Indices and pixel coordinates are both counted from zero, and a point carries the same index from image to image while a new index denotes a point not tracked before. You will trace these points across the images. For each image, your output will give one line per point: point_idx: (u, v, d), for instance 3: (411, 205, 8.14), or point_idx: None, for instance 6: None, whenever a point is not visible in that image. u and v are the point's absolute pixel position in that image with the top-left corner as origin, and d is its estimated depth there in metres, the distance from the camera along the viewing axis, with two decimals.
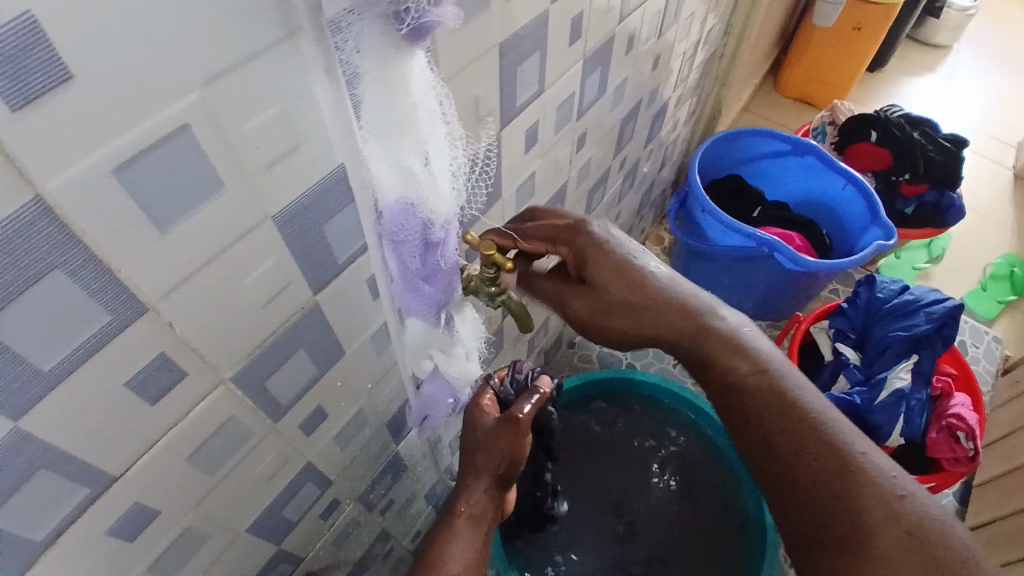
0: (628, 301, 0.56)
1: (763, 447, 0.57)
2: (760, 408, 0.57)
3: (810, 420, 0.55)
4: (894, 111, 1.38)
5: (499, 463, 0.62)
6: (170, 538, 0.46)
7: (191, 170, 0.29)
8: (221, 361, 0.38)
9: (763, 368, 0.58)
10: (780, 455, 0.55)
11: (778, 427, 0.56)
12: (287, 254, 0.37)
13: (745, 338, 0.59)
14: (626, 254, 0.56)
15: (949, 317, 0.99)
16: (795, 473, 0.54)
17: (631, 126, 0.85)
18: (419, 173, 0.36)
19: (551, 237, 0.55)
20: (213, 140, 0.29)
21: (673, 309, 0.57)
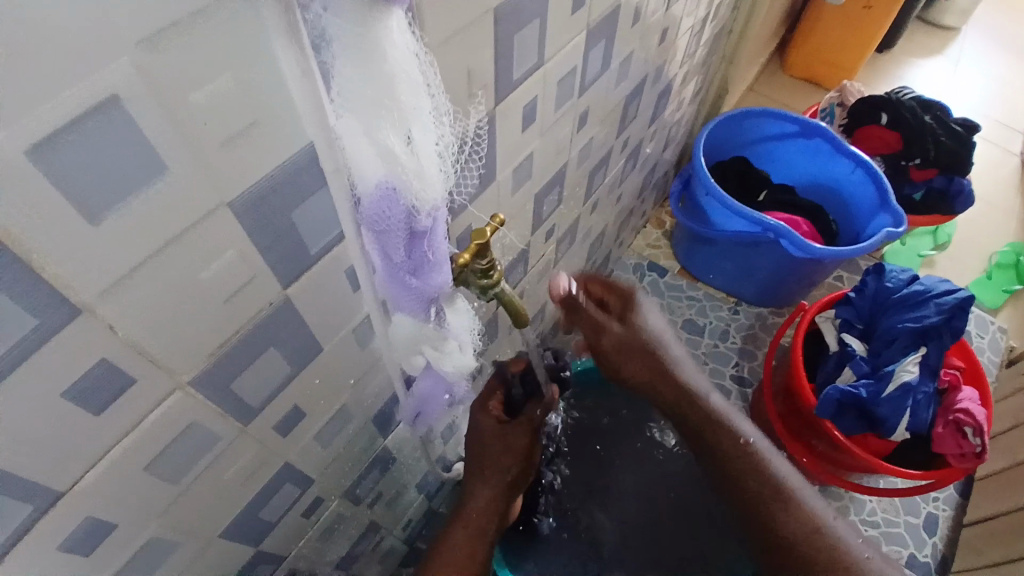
0: (650, 352, 0.65)
1: (748, 502, 0.66)
2: (745, 472, 0.67)
3: (785, 489, 0.65)
4: (906, 94, 1.31)
5: (508, 469, 0.66)
6: (133, 550, 0.42)
7: (127, 150, 0.24)
8: (178, 364, 0.34)
9: (749, 442, 0.68)
10: (763, 510, 0.65)
11: (765, 492, 0.65)
12: (251, 245, 0.32)
13: (733, 417, 0.69)
14: (657, 324, 0.67)
15: (959, 309, 0.95)
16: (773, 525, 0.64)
17: (635, 104, 0.80)
18: (401, 154, 0.31)
19: (607, 288, 0.66)
20: (152, 112, 0.24)
21: (682, 376, 0.67)
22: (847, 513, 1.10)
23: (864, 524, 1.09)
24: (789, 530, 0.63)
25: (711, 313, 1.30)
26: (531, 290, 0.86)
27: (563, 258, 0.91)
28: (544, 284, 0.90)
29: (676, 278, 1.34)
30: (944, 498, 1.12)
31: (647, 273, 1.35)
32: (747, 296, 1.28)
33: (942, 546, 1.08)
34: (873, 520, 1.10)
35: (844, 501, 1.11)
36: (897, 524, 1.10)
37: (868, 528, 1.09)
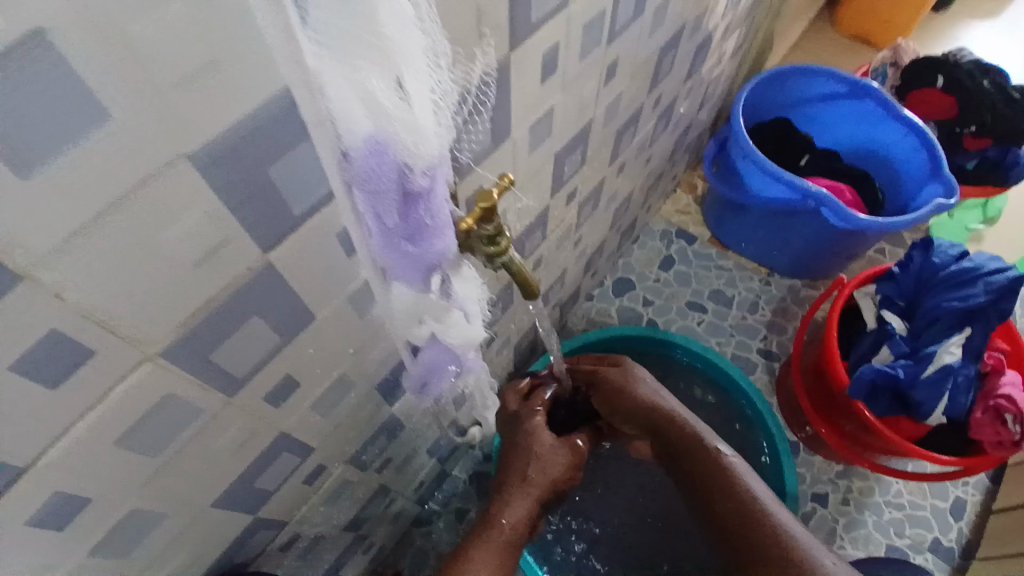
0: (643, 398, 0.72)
1: (728, 524, 0.67)
2: (725, 495, 0.67)
3: (757, 509, 0.65)
4: (967, 54, 1.21)
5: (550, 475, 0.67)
6: (114, 521, 0.40)
7: (63, 94, 0.21)
8: (144, 334, 0.31)
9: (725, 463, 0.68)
10: (739, 529, 0.66)
11: (740, 514, 0.66)
12: (218, 205, 0.29)
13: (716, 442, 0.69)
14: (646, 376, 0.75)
15: (1009, 290, 0.88)
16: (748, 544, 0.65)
17: (670, 58, 0.74)
18: (390, 103, 0.27)
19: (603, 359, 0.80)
20: (94, 52, 0.21)
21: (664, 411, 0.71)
22: (872, 494, 1.05)
23: (888, 505, 1.05)
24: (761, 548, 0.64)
25: (741, 284, 1.24)
26: (550, 257, 0.82)
27: (585, 223, 0.87)
28: (564, 250, 0.86)
29: (706, 246, 1.28)
30: (973, 483, 1.07)
31: (675, 240, 1.29)
32: (780, 267, 1.22)
33: (968, 532, 1.03)
34: (898, 502, 1.05)
35: (869, 482, 1.06)
36: (923, 507, 1.05)
37: (892, 510, 1.04)
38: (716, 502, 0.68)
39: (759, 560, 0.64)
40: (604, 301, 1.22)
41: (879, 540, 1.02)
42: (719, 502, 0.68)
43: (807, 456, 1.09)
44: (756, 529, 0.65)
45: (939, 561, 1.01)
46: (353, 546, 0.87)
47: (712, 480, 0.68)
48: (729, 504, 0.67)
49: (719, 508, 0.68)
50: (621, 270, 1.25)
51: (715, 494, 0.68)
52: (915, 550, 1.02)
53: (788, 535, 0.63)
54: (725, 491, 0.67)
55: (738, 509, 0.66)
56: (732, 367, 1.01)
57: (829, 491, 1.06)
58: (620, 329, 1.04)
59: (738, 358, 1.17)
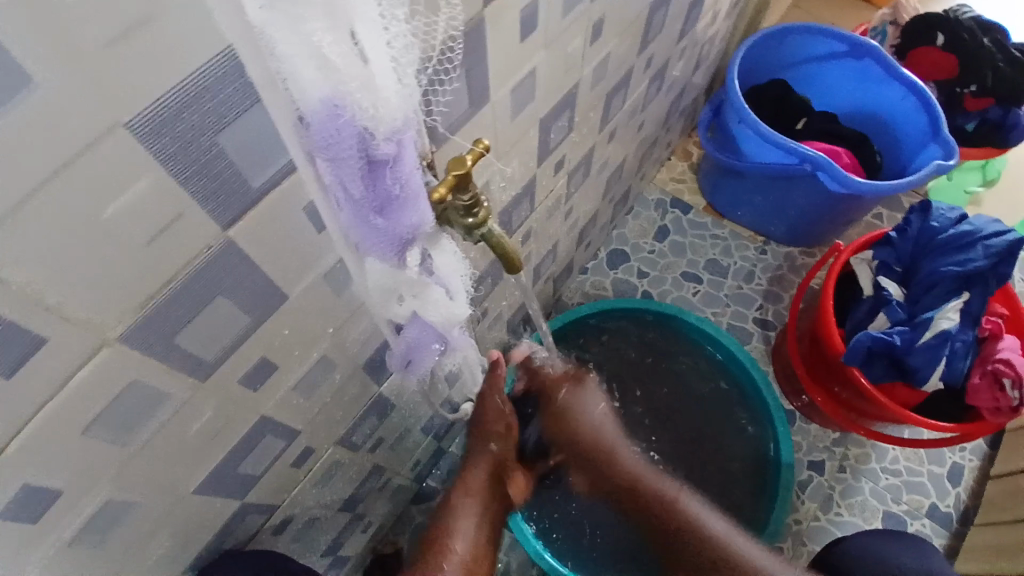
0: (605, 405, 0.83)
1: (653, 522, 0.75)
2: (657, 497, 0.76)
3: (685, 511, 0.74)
4: (967, 11, 1.17)
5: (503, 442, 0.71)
6: (89, 511, 0.38)
7: None
8: (100, 318, 0.29)
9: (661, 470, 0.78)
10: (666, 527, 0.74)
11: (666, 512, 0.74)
12: (166, 175, 0.27)
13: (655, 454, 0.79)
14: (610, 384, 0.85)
15: (1008, 254, 0.87)
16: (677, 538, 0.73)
17: (660, 17, 0.71)
18: (340, 58, 0.26)
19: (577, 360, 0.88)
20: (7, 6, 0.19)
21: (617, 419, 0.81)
22: (868, 460, 1.05)
23: (884, 471, 1.04)
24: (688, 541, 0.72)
25: (736, 254, 1.22)
26: (540, 229, 0.80)
27: (576, 193, 0.84)
28: (555, 222, 0.84)
29: (701, 215, 1.26)
30: (971, 448, 1.06)
31: (670, 210, 1.26)
32: (777, 235, 1.20)
33: (966, 497, 1.03)
34: (894, 468, 1.05)
35: (865, 449, 1.06)
36: (920, 473, 1.04)
37: (889, 476, 1.04)
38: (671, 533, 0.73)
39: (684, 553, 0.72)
40: (599, 274, 1.20)
41: (875, 506, 1.02)
42: (672, 535, 0.73)
43: (803, 424, 1.09)
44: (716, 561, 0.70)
45: (936, 526, 1.01)
46: (350, 526, 0.86)
47: (663, 510, 0.73)
48: (682, 536, 0.72)
49: (673, 539, 0.73)
50: (615, 241, 1.23)
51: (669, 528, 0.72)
52: (912, 516, 1.01)
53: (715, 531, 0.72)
54: (680, 528, 0.72)
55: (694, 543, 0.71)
56: (729, 338, 0.99)
57: (825, 458, 1.05)
58: (615, 303, 1.02)
59: (734, 327, 1.16)
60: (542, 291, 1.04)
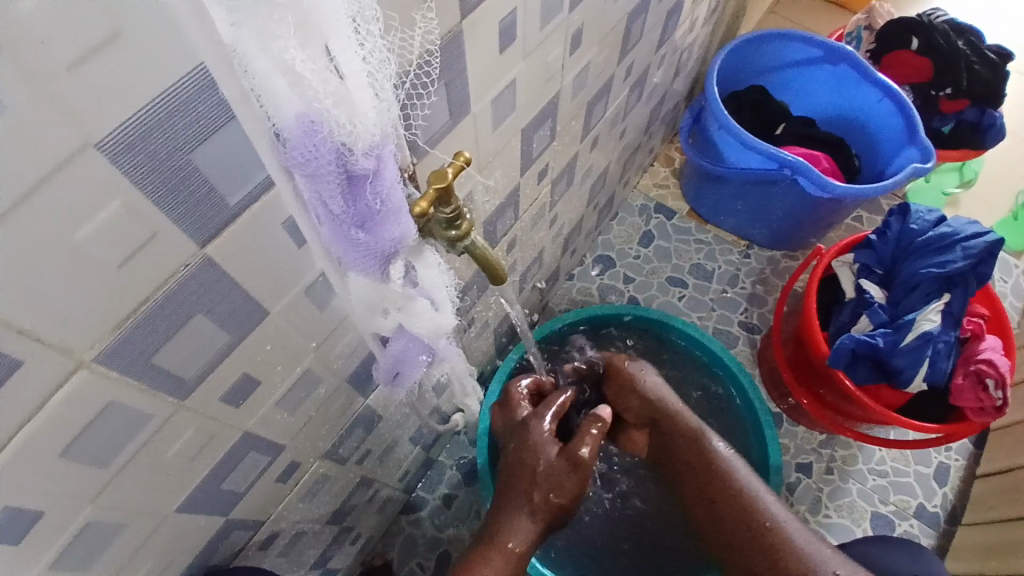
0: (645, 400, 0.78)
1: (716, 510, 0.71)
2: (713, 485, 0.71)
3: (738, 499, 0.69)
4: (940, 16, 1.19)
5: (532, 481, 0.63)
6: (70, 534, 0.38)
7: None
8: (74, 340, 0.28)
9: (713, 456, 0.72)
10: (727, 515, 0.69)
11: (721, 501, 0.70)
12: (139, 194, 0.27)
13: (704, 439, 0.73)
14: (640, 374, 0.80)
15: (987, 255, 0.89)
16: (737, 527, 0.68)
17: (640, 24, 0.71)
18: (313, 74, 0.26)
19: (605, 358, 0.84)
20: None
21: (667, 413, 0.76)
22: (855, 462, 1.06)
23: (871, 472, 1.05)
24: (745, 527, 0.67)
25: (721, 258, 1.23)
26: (525, 238, 0.80)
27: (560, 200, 0.84)
28: (540, 230, 0.84)
29: (685, 220, 1.26)
30: (956, 448, 1.07)
31: (655, 215, 1.27)
32: (760, 239, 1.21)
33: (953, 497, 1.03)
34: (881, 469, 1.05)
35: (852, 450, 1.06)
36: (906, 473, 1.05)
37: (876, 477, 1.05)
38: (714, 506, 0.70)
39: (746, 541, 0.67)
40: (585, 280, 1.20)
41: (863, 507, 1.02)
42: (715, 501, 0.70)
43: (790, 427, 1.09)
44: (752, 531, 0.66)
45: (923, 526, 1.02)
46: (339, 538, 0.85)
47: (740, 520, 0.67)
48: (729, 512, 0.69)
49: (714, 508, 0.70)
50: (600, 247, 1.23)
51: (711, 493, 0.71)
52: (899, 516, 1.02)
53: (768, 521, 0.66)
54: (723, 495, 0.69)
55: (732, 506, 0.69)
56: (714, 341, 1.00)
57: (813, 461, 1.06)
58: (599, 308, 1.02)
59: (720, 332, 1.17)
60: (529, 299, 1.04)
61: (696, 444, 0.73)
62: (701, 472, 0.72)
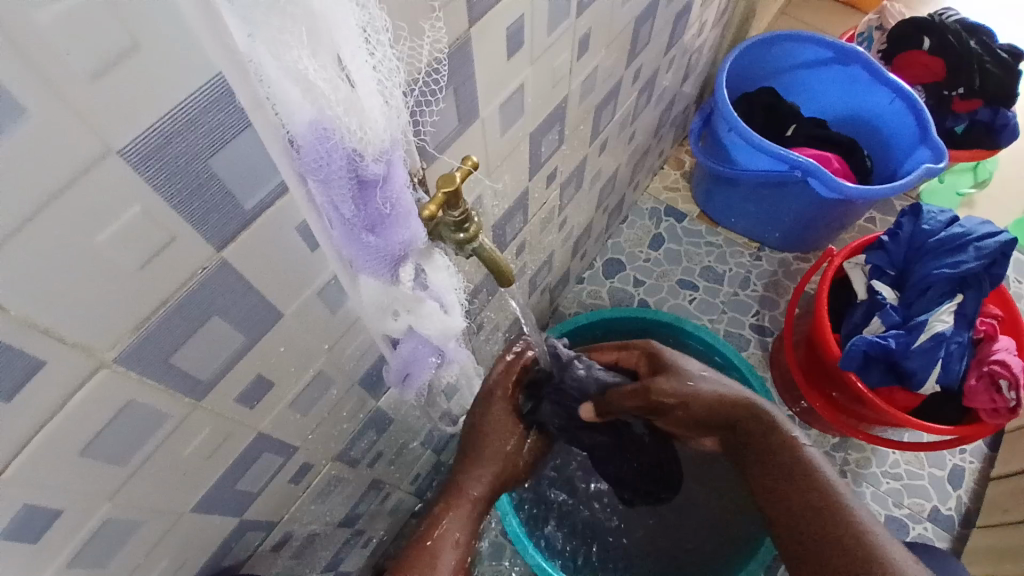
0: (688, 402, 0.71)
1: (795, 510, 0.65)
2: (795, 483, 0.66)
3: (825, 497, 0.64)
4: (951, 15, 1.18)
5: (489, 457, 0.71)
6: (88, 530, 0.39)
7: None
8: (94, 340, 0.29)
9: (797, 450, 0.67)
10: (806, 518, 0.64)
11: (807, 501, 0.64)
12: (157, 200, 0.27)
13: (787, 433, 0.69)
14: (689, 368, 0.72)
15: (1000, 254, 0.88)
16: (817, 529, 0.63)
17: (647, 28, 0.72)
18: (325, 83, 0.27)
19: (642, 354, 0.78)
20: None
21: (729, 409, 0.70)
22: (868, 465, 1.05)
23: (885, 476, 1.04)
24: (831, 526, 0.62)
25: (731, 260, 1.23)
26: (534, 241, 0.80)
27: (569, 204, 0.85)
28: (549, 234, 0.84)
29: (695, 223, 1.26)
30: (971, 450, 1.06)
31: (664, 218, 1.27)
32: (771, 241, 1.20)
33: (968, 501, 1.03)
34: (894, 472, 1.05)
35: (865, 453, 1.06)
36: (920, 476, 1.04)
37: (889, 480, 1.04)
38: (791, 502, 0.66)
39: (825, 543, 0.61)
40: (596, 283, 1.21)
41: (876, 511, 1.02)
42: (801, 502, 0.65)
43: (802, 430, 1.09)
44: (834, 532, 0.61)
45: (938, 530, 1.01)
46: (351, 540, 0.86)
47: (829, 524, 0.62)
48: (815, 517, 0.63)
49: (789, 503, 0.66)
50: (610, 251, 1.23)
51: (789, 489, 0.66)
52: (914, 519, 1.01)
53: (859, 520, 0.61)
54: (807, 495, 0.65)
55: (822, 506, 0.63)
56: (725, 343, 1.00)
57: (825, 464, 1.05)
58: (609, 311, 1.02)
59: (731, 334, 1.17)
60: (539, 302, 1.05)
61: (777, 442, 0.68)
62: (779, 468, 0.68)
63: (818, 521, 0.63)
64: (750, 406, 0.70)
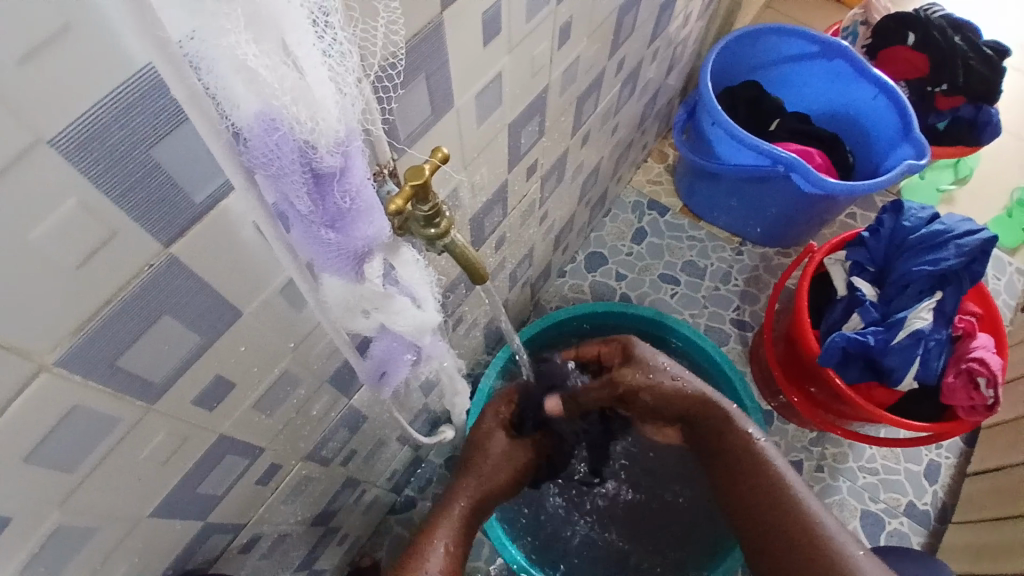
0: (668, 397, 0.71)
1: (750, 503, 0.67)
2: (738, 468, 0.69)
3: (762, 480, 0.66)
4: (937, 11, 1.17)
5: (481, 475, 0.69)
6: (37, 541, 0.36)
7: None
8: (30, 343, 0.27)
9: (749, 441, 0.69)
10: (758, 512, 0.66)
11: (756, 495, 0.66)
12: (94, 193, 0.25)
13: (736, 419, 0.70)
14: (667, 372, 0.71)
15: (980, 253, 0.87)
16: (777, 526, 0.63)
17: (631, 18, 0.70)
18: (268, 70, 0.25)
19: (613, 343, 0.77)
20: None
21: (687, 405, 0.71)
22: (845, 460, 1.05)
23: (862, 471, 1.05)
24: (784, 520, 0.63)
25: (713, 254, 1.22)
26: (514, 235, 0.78)
27: (550, 198, 0.83)
28: (529, 227, 0.82)
29: (677, 217, 1.25)
30: (947, 446, 1.06)
31: (647, 212, 1.26)
32: (753, 236, 1.20)
33: (943, 495, 1.03)
34: (871, 467, 1.05)
35: (842, 448, 1.06)
36: (897, 471, 1.05)
37: (866, 475, 1.04)
38: (732, 476, 0.69)
39: (778, 534, 0.63)
40: (577, 277, 1.19)
41: (853, 506, 1.02)
42: (755, 499, 0.66)
43: (780, 425, 1.09)
44: (790, 525, 0.62)
45: (914, 524, 1.01)
46: (325, 538, 0.84)
47: (782, 509, 0.64)
48: (766, 504, 0.65)
49: (749, 491, 0.67)
50: (593, 244, 1.22)
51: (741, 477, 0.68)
52: (890, 514, 1.02)
53: (805, 507, 0.63)
54: (759, 490, 0.66)
55: (767, 499, 0.65)
56: (707, 339, 0.99)
57: (803, 458, 1.05)
58: (588, 306, 1.01)
59: (712, 329, 1.16)
60: (519, 296, 1.03)
61: (725, 435, 0.70)
62: (736, 467, 0.69)
63: (768, 513, 0.65)
64: (704, 399, 0.71)
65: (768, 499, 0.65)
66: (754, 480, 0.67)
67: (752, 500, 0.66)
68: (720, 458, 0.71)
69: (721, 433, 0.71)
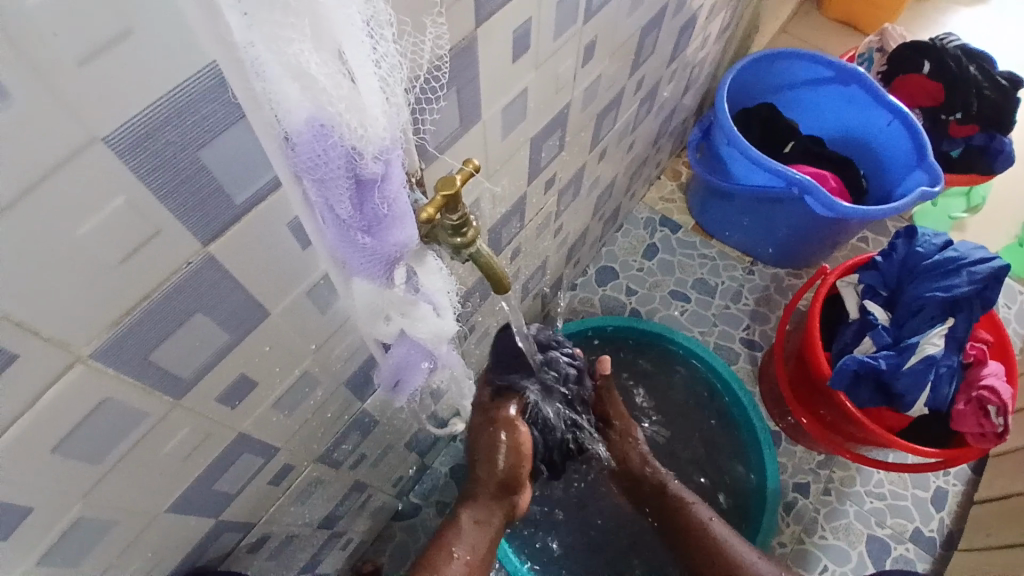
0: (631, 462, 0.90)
1: (695, 549, 0.84)
2: (681, 521, 0.85)
3: (697, 527, 0.84)
4: (952, 40, 1.17)
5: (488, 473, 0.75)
6: (57, 532, 0.37)
7: None
8: (69, 336, 0.28)
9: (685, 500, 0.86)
10: (702, 554, 0.83)
11: (699, 539, 0.84)
12: (142, 191, 0.26)
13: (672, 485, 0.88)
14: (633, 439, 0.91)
15: (992, 280, 0.88)
16: (713, 561, 0.82)
17: (653, 37, 0.71)
18: (327, 78, 0.26)
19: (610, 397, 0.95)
20: None
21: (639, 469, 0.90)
22: (853, 484, 1.05)
23: (869, 495, 1.04)
24: (719, 559, 0.81)
25: (724, 273, 1.22)
26: (529, 247, 0.79)
27: (565, 211, 0.84)
28: (545, 239, 0.83)
29: (690, 234, 1.26)
30: (954, 473, 1.06)
31: (660, 228, 1.27)
32: (764, 256, 1.20)
33: (950, 522, 1.03)
34: (879, 491, 1.04)
35: (850, 472, 1.06)
36: (904, 497, 1.04)
37: (873, 500, 1.04)
38: (678, 531, 0.86)
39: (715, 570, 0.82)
40: (588, 290, 1.20)
41: (859, 530, 1.02)
42: (696, 545, 0.84)
43: (788, 446, 1.09)
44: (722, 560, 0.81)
45: (920, 551, 1.00)
46: (330, 542, 0.84)
47: (718, 550, 0.82)
48: (704, 547, 0.83)
49: (690, 539, 0.85)
50: (604, 259, 1.23)
51: (685, 533, 0.85)
52: (896, 540, 1.01)
53: (736, 551, 0.81)
54: (699, 539, 0.84)
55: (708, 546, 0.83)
56: (716, 357, 0.99)
57: (810, 481, 1.05)
58: (598, 320, 1.02)
59: (721, 347, 1.16)
60: (530, 307, 1.04)
61: (668, 497, 0.87)
62: (680, 519, 0.86)
63: (706, 552, 0.83)
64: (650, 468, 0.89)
65: (703, 547, 0.83)
66: (694, 528, 0.84)
67: (694, 543, 0.84)
68: (667, 517, 0.87)
69: (663, 490, 0.88)
